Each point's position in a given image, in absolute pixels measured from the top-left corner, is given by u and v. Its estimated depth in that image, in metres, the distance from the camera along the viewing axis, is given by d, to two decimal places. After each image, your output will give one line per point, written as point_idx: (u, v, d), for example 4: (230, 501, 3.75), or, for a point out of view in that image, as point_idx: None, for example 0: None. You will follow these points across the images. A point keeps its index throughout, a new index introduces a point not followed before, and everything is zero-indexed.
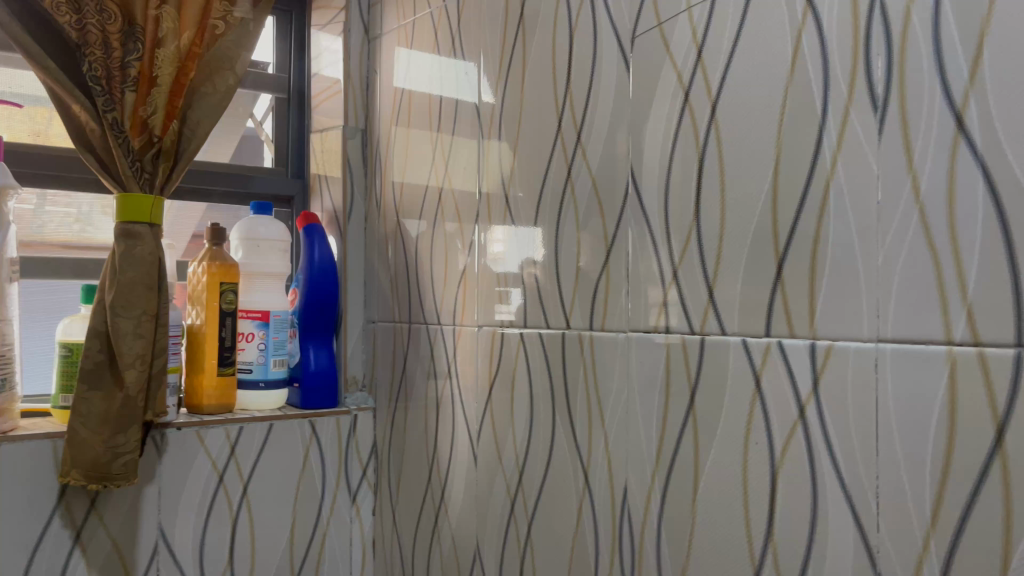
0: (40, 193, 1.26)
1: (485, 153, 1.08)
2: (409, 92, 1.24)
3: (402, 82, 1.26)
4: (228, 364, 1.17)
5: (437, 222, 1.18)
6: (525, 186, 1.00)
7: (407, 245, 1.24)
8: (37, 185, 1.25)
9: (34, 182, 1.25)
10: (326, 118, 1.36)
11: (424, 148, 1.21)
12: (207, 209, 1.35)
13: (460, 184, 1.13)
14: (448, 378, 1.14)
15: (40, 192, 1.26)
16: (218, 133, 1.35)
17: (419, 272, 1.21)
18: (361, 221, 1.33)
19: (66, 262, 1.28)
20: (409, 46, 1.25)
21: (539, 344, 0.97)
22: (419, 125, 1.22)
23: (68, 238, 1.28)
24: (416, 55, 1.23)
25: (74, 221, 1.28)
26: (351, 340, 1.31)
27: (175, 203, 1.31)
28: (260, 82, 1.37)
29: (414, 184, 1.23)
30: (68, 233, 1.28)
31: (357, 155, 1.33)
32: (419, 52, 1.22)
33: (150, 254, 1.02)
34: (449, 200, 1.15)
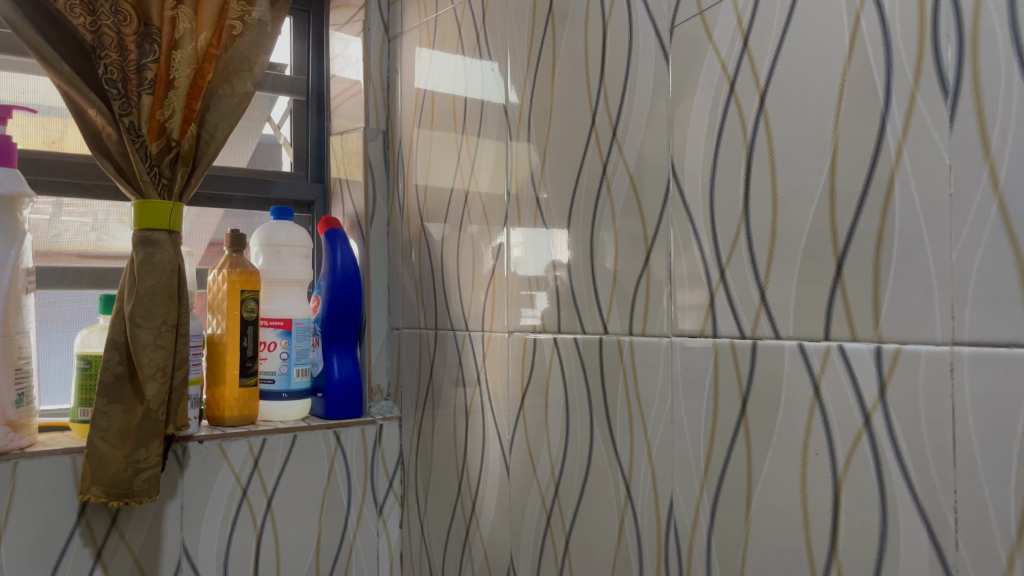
0: (55, 201, 1.23)
1: (513, 153, 1.04)
2: (432, 93, 1.21)
3: (424, 82, 1.22)
4: (250, 375, 1.14)
5: (463, 226, 1.14)
6: (556, 185, 0.96)
7: (432, 249, 1.20)
8: (53, 193, 1.22)
9: (49, 190, 1.22)
10: (346, 120, 1.32)
11: (449, 149, 1.17)
12: (225, 216, 1.31)
13: (487, 184, 1.09)
14: (477, 386, 1.10)
15: (56, 201, 1.23)
16: (236, 137, 1.32)
17: (445, 276, 1.17)
18: (383, 226, 1.29)
19: (84, 272, 1.25)
20: (432, 45, 1.21)
21: (574, 351, 0.93)
22: (443, 125, 1.18)
23: (83, 247, 1.25)
24: (439, 54, 1.19)
25: (91, 230, 1.26)
26: (376, 347, 1.27)
27: (192, 209, 1.28)
28: (278, 84, 1.34)
29: (438, 187, 1.19)
30: (84, 242, 1.25)
31: (378, 157, 1.30)
32: (442, 51, 1.19)
33: (170, 262, 0.99)
34: (475, 203, 1.12)
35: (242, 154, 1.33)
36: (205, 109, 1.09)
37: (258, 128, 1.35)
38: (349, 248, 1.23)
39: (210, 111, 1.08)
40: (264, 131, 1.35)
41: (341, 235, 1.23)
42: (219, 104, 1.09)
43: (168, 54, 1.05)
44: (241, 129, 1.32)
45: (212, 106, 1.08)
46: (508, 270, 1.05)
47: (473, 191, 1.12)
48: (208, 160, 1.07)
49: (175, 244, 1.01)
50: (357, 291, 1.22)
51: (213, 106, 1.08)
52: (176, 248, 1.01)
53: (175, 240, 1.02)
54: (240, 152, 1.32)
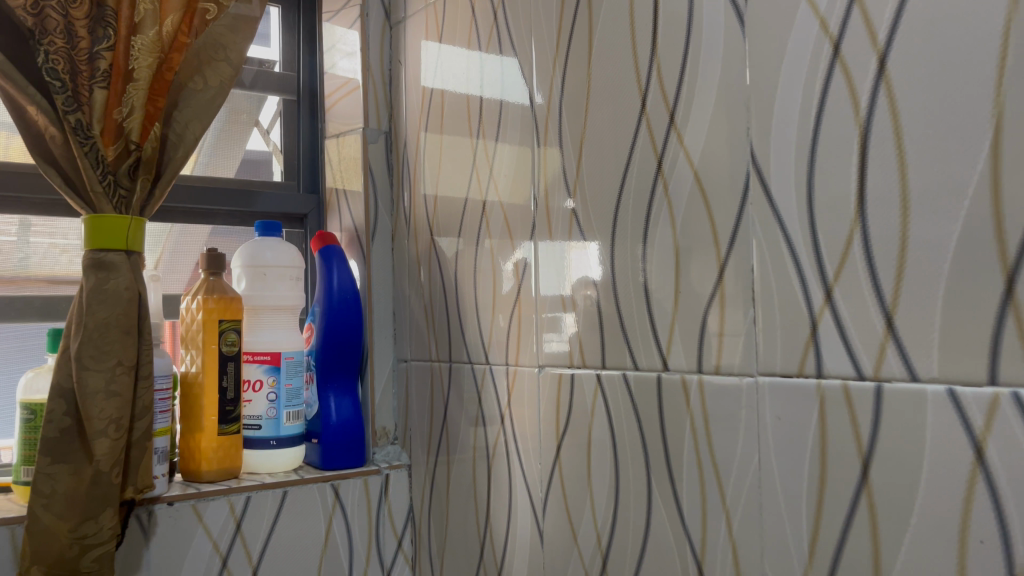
0: (22, 222, 1.07)
1: (541, 151, 0.86)
2: (441, 93, 1.03)
3: (432, 82, 1.05)
4: (232, 421, 0.96)
5: (481, 239, 0.96)
6: (596, 186, 0.78)
7: (445, 269, 1.03)
8: (14, 211, 1.06)
9: (9, 208, 1.06)
10: (342, 121, 1.15)
11: (462, 158, 0.99)
12: (212, 233, 1.14)
13: (509, 190, 0.91)
14: (501, 431, 0.92)
15: (22, 220, 1.07)
16: (219, 142, 1.15)
17: (460, 299, 0.99)
18: (388, 241, 1.12)
19: (49, 300, 1.08)
20: (440, 36, 1.04)
21: (624, 391, 0.74)
22: (455, 129, 1.01)
23: (54, 271, 1.09)
24: (448, 48, 1.02)
25: (61, 252, 1.10)
26: (380, 382, 1.09)
27: (174, 226, 1.11)
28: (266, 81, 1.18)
29: (451, 196, 1.01)
30: (54, 266, 1.09)
31: (380, 162, 1.12)
32: (452, 42, 1.01)
33: (125, 289, 0.82)
34: (494, 214, 0.94)
35: (227, 161, 1.16)
36: (172, 107, 0.91)
37: (243, 131, 1.17)
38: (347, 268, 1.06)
39: (178, 109, 0.91)
40: (251, 136, 1.18)
41: (339, 253, 1.06)
42: (188, 102, 0.91)
43: (127, 42, 0.88)
44: (225, 133, 1.16)
45: (181, 104, 0.91)
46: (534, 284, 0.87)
47: (492, 199, 0.94)
48: (175, 167, 0.90)
49: (133, 267, 0.84)
50: (357, 319, 1.05)
51: (182, 104, 0.91)
52: (135, 273, 0.84)
53: (133, 263, 0.84)
54: (225, 159, 1.16)
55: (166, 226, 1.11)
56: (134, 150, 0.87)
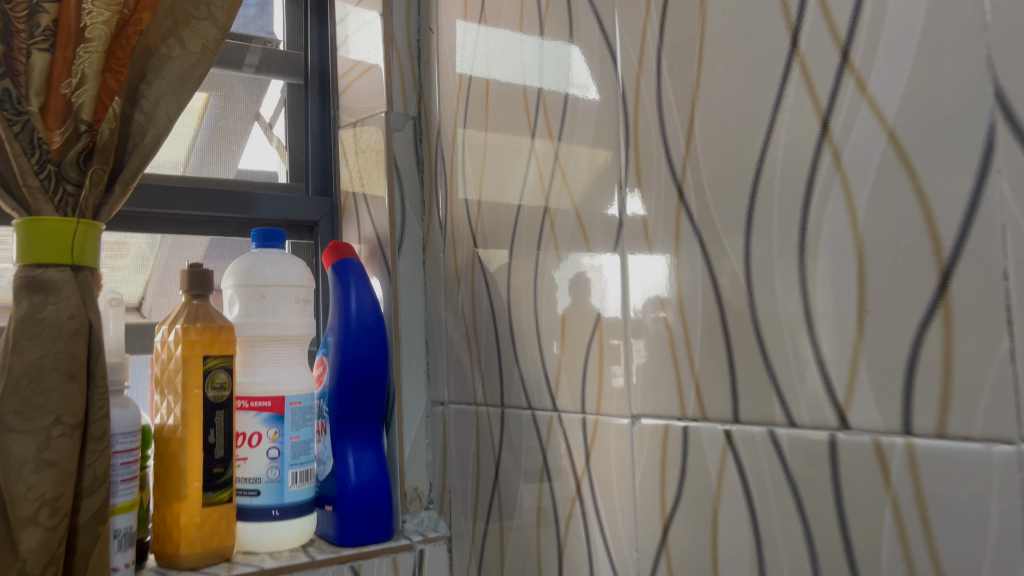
0: None
1: (630, 121, 0.63)
2: (485, 83, 0.81)
3: (471, 68, 0.83)
4: (221, 488, 0.74)
5: (543, 247, 0.73)
6: (719, 163, 0.55)
7: (492, 288, 0.80)
8: None
9: None
10: (358, 105, 0.93)
11: (515, 158, 0.77)
12: (212, 244, 0.93)
13: (583, 175, 0.68)
14: (576, 501, 0.68)
15: None
16: (214, 134, 0.94)
17: (513, 325, 0.77)
18: (418, 254, 0.90)
19: None
20: (481, 11, 0.82)
21: (772, 457, 0.51)
22: (505, 122, 0.79)
23: None
24: (491, 31, 0.80)
25: None
26: (410, 431, 0.86)
27: (164, 240, 0.90)
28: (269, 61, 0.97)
29: (501, 200, 0.79)
30: None
31: (408, 155, 0.90)
32: (498, 20, 0.79)
33: (68, 316, 0.60)
34: (561, 214, 0.71)
35: (224, 158, 0.95)
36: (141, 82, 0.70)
37: (241, 122, 0.97)
38: (368, 287, 0.85)
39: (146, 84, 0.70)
40: (251, 130, 0.97)
41: (358, 268, 0.85)
42: (160, 75, 0.70)
43: None
44: (221, 123, 0.95)
45: (150, 78, 0.70)
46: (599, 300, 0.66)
47: (561, 192, 0.71)
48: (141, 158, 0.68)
49: (81, 287, 0.62)
50: (381, 351, 0.83)
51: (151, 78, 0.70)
52: (86, 295, 0.62)
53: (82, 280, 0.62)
54: (222, 155, 0.94)
55: (154, 239, 0.90)
56: (85, 133, 0.65)
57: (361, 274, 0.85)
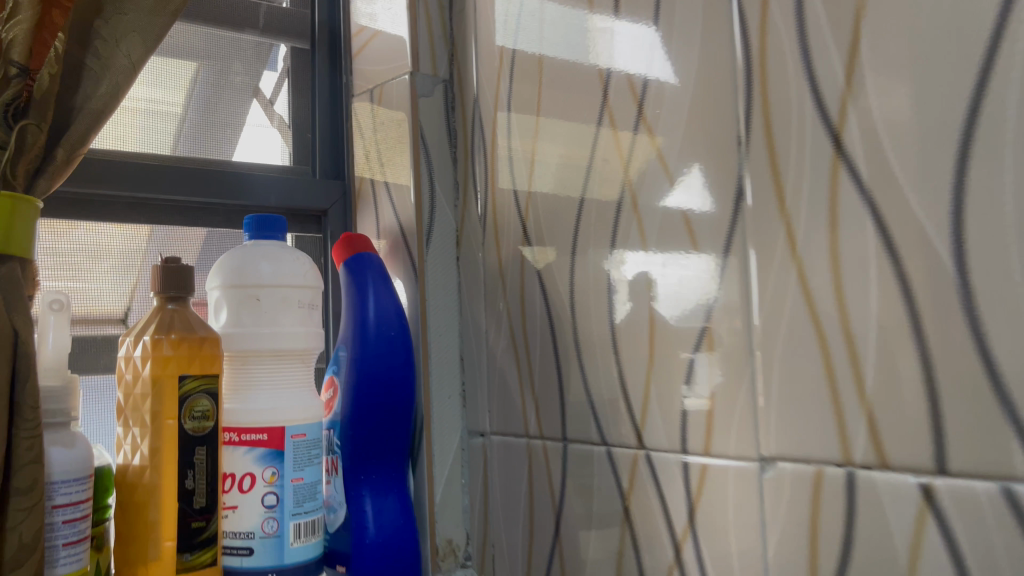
0: None
1: (753, 48, 0.46)
2: (539, 60, 0.64)
3: (518, 28, 0.66)
4: (202, 547, 0.57)
5: (620, 226, 0.56)
6: (906, 91, 0.38)
7: (548, 291, 0.63)
8: None
9: None
10: (375, 66, 0.76)
11: (580, 125, 0.60)
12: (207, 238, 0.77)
13: (680, 132, 0.51)
14: (673, 570, 0.50)
15: None
16: (207, 112, 0.79)
17: (578, 335, 0.59)
18: (451, 250, 0.73)
19: None
20: None
21: (1007, 526, 0.34)
22: (565, 79, 0.61)
23: None
24: None
25: None
26: (443, 469, 0.69)
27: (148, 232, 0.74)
28: (277, 24, 0.83)
29: (562, 177, 0.62)
30: None
31: (437, 126, 0.73)
32: None
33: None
34: (646, 186, 0.53)
35: (219, 141, 0.80)
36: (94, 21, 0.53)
37: (238, 96, 0.81)
38: (390, 289, 0.68)
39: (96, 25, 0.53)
40: (251, 109, 0.82)
41: (378, 266, 0.68)
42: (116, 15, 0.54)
43: None
44: (213, 99, 0.80)
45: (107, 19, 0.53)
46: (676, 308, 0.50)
47: (649, 155, 0.53)
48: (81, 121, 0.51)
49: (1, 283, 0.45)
50: (407, 369, 0.66)
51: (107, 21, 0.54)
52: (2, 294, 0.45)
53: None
54: (217, 136, 0.79)
55: (138, 229, 0.74)
56: (16, 78, 0.48)
57: (382, 272, 0.68)
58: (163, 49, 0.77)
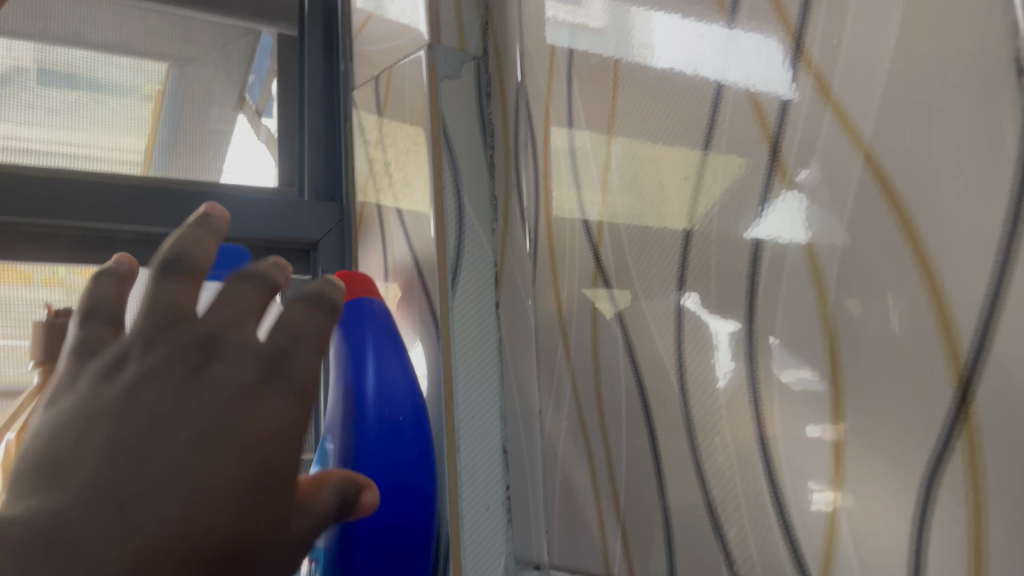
0: None
1: None
2: (614, 65, 0.43)
3: (572, 10, 0.45)
4: None
5: (766, 245, 0.34)
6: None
7: (637, 352, 0.41)
8: None
9: None
10: (383, 51, 0.56)
11: (685, 95, 0.38)
12: None
13: (885, 72, 0.29)
14: None
15: None
16: (177, 125, 0.62)
17: (694, 420, 0.37)
18: (487, 295, 0.52)
19: None
20: None
21: None
22: (641, 65, 0.41)
23: None
24: None
25: None
26: None
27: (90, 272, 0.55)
28: (266, 11, 0.64)
29: (659, 176, 0.40)
30: None
31: (466, 120, 0.52)
32: None
33: (217, 517, 0.24)
34: (814, 173, 0.31)
35: (188, 161, 0.61)
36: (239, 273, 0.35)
37: (216, 107, 0.64)
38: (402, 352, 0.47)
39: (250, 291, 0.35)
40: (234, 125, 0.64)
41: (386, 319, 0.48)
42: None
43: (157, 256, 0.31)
44: (182, 108, 0.62)
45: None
46: (825, 342, 0.31)
47: (821, 115, 0.31)
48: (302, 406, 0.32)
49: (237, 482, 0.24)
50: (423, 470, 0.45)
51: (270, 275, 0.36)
52: (111, 450, 0.24)
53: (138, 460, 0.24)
54: (187, 155, 0.61)
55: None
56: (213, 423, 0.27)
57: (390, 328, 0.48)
58: (116, 43, 0.60)
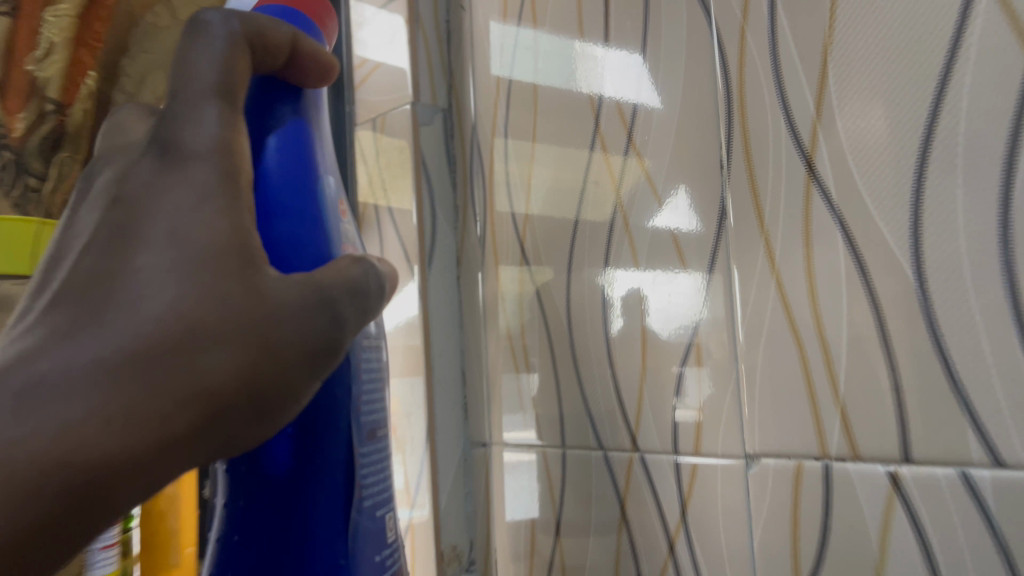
0: None
1: (732, 79, 0.50)
2: (534, 89, 0.69)
3: (512, 54, 0.72)
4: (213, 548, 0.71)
5: (613, 248, 0.60)
6: (870, 116, 0.42)
7: (545, 307, 0.67)
8: None
9: None
10: (380, 102, 0.80)
11: (573, 150, 0.64)
12: None
13: (665, 160, 0.55)
14: (668, 563, 0.54)
15: None
16: None
17: (579, 340, 0.63)
18: (452, 270, 0.78)
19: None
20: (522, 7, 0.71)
21: (966, 508, 0.38)
22: (551, 90, 0.67)
23: None
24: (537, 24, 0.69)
25: None
26: (445, 477, 0.74)
27: None
28: None
29: (558, 203, 0.66)
30: None
31: (436, 153, 0.78)
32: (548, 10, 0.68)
33: (129, 371, 0.34)
34: (636, 207, 0.58)
35: None
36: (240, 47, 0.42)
37: None
38: (331, 235, 0.46)
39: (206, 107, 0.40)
40: None
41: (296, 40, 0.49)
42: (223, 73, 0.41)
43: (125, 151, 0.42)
44: None
45: (231, 93, 0.41)
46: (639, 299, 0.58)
47: (638, 178, 0.58)
48: (224, 325, 0.36)
49: (178, 368, 0.35)
50: (302, 490, 0.43)
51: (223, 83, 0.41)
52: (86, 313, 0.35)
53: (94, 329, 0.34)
54: None
55: None
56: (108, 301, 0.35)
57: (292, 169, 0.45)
58: None
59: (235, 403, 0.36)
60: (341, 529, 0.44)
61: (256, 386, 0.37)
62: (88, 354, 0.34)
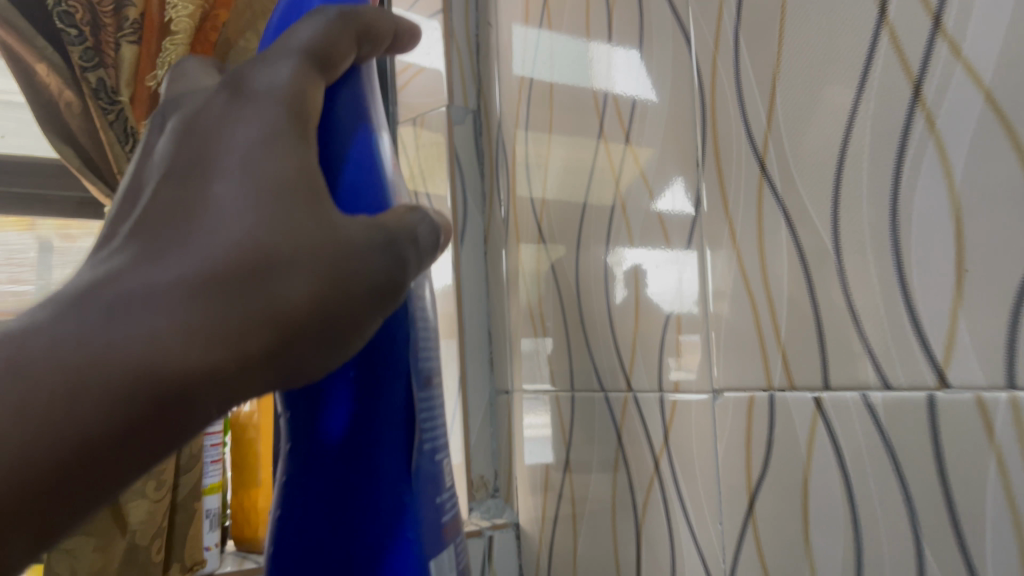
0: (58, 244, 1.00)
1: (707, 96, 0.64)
2: (551, 86, 0.83)
3: (534, 58, 0.85)
4: None
5: (614, 228, 0.74)
6: (805, 127, 0.55)
7: (558, 275, 0.81)
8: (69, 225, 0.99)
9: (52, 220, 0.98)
10: (421, 103, 0.95)
11: (582, 146, 0.78)
12: None
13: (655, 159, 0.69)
14: (653, 478, 0.69)
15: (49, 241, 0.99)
16: None
17: (585, 303, 0.78)
18: (480, 246, 0.92)
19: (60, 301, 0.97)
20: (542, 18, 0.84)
21: (867, 424, 0.50)
22: (565, 89, 0.81)
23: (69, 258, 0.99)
24: (554, 33, 0.82)
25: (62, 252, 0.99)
26: (473, 418, 0.89)
27: None
28: None
29: (568, 188, 0.80)
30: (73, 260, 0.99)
31: (468, 147, 0.93)
32: (563, 23, 0.81)
33: (219, 281, 0.35)
34: (633, 195, 0.72)
35: None
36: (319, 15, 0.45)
37: None
38: (387, 186, 0.50)
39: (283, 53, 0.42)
40: None
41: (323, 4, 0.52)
42: (311, 41, 0.44)
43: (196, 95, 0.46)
44: None
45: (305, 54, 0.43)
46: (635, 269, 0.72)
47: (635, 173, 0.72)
48: (302, 252, 0.37)
49: (261, 294, 0.36)
50: (361, 447, 0.48)
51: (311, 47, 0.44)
52: (174, 228, 0.37)
53: (182, 239, 0.36)
54: None
55: None
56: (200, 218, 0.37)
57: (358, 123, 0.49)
58: None
59: (298, 334, 0.38)
60: (407, 469, 0.48)
61: (332, 316, 0.39)
62: (175, 272, 0.35)
